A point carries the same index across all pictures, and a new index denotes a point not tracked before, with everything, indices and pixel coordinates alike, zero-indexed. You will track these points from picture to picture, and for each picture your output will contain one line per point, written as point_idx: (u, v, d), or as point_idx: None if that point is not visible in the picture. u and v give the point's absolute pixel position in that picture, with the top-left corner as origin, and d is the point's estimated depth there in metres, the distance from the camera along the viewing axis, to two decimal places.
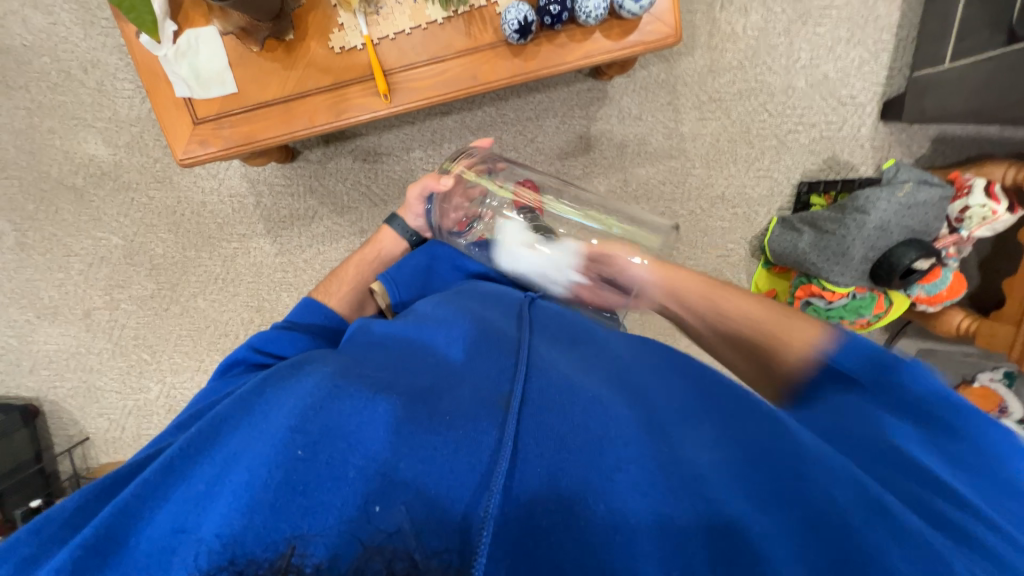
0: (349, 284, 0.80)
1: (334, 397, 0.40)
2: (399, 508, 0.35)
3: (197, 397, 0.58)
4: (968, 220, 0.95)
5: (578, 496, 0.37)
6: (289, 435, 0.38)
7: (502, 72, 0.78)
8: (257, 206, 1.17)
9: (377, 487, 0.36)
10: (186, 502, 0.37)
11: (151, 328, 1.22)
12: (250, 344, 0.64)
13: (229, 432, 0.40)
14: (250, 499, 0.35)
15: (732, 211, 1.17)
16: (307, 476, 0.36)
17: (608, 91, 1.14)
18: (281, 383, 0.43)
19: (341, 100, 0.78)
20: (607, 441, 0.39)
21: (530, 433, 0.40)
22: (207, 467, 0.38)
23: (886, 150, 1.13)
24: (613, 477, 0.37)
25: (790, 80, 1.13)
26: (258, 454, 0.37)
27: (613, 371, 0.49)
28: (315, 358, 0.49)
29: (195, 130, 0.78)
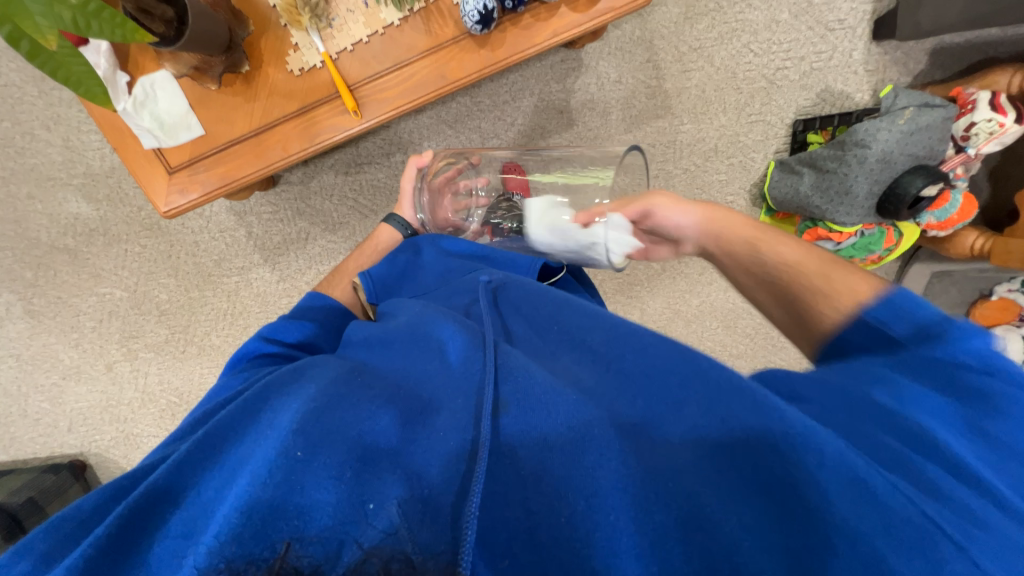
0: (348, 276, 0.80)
1: (337, 401, 0.39)
2: (392, 508, 0.33)
3: (210, 393, 0.57)
4: (974, 137, 0.91)
5: (560, 493, 0.36)
6: (289, 436, 0.35)
7: (470, 66, 0.74)
8: (249, 237, 1.16)
9: (369, 486, 0.34)
10: (197, 508, 0.35)
11: (173, 371, 1.24)
12: (261, 334, 0.63)
13: (236, 440, 0.38)
14: (252, 500, 0.33)
15: (728, 162, 1.14)
16: (306, 479, 0.34)
17: (582, 59, 1.09)
18: (283, 391, 0.41)
19: (312, 124, 0.75)
20: (587, 435, 0.37)
21: (518, 428, 0.39)
22: (216, 474, 0.37)
23: (882, 72, 1.08)
24: (595, 483, 0.35)
25: (772, 13, 1.06)
26: (259, 457, 0.35)
27: (600, 353, 0.45)
28: (315, 362, 0.46)
29: (172, 179, 0.76)
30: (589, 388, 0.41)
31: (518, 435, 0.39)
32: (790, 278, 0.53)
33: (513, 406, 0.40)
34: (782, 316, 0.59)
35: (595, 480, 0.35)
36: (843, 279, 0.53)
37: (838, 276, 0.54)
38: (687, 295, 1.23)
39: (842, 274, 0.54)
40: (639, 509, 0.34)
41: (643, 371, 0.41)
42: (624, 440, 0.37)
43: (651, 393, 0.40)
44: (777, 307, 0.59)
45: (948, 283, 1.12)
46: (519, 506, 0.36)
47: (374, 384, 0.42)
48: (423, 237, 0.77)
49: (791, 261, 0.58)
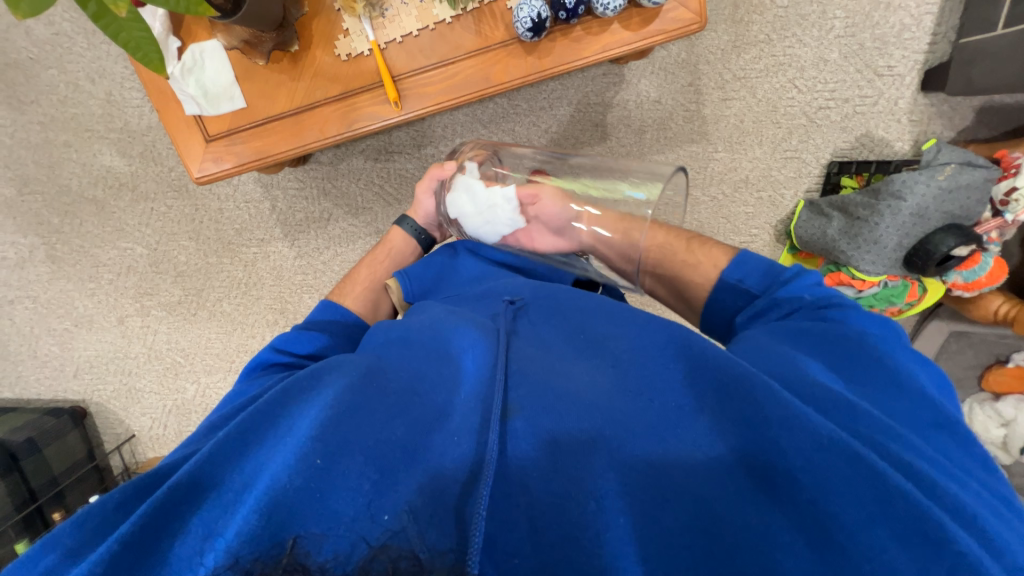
0: (362, 284, 0.78)
1: (353, 409, 0.38)
2: (405, 517, 0.34)
3: (226, 399, 0.58)
4: (1014, 202, 0.89)
5: (572, 495, 0.37)
6: (307, 444, 0.36)
7: (515, 71, 0.74)
8: (273, 210, 1.17)
9: (382, 498, 0.35)
10: (218, 510, 0.35)
11: (182, 332, 1.26)
12: (273, 344, 0.64)
13: (255, 443, 0.38)
14: (272, 504, 0.33)
15: (757, 195, 1.12)
16: (323, 484, 0.35)
17: (624, 74, 1.08)
18: (303, 396, 0.41)
19: (351, 110, 0.76)
20: (598, 442, 0.39)
21: (539, 425, 0.40)
22: (236, 476, 0.37)
23: (926, 124, 1.06)
24: (603, 486, 0.37)
25: (822, 51, 1.05)
26: (278, 461, 0.36)
27: (618, 361, 0.47)
28: (334, 362, 0.46)
29: (209, 148, 0.77)
30: (607, 398, 0.43)
31: (530, 445, 0.40)
32: (752, 276, 0.59)
33: (528, 411, 0.41)
34: (672, 300, 0.70)
35: (606, 481, 0.37)
36: None
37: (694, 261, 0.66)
38: None
39: (701, 245, 0.67)
40: (644, 507, 0.36)
41: (659, 384, 0.44)
42: (644, 440, 0.39)
43: (667, 404, 0.42)
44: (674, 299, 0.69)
45: (965, 344, 1.10)
46: (529, 517, 0.36)
47: (389, 391, 0.41)
48: (456, 241, 0.79)
49: None
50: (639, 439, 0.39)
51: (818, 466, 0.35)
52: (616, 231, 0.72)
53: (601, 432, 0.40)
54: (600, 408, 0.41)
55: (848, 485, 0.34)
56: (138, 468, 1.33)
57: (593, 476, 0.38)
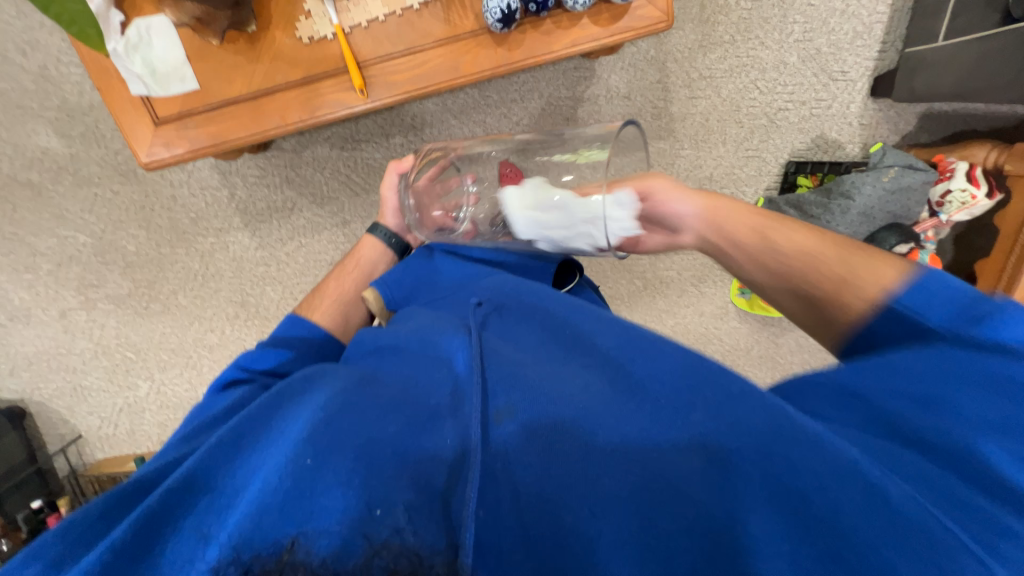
0: (333, 296, 0.77)
1: (344, 415, 0.38)
2: (394, 510, 0.34)
3: (191, 414, 0.58)
4: (948, 204, 0.96)
5: (562, 496, 0.38)
6: (298, 445, 0.36)
7: (486, 63, 0.74)
8: (231, 198, 1.12)
9: (377, 492, 0.34)
10: (208, 515, 0.35)
11: (133, 327, 1.19)
12: (238, 364, 0.63)
13: (246, 448, 0.38)
14: (262, 510, 0.33)
15: (720, 192, 1.17)
16: (314, 485, 0.34)
17: (595, 69, 1.09)
18: (292, 399, 0.41)
19: (314, 96, 0.73)
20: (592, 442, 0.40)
21: (532, 423, 0.41)
22: (230, 481, 0.36)
23: (874, 128, 1.12)
24: (603, 490, 0.38)
25: (782, 55, 1.09)
26: (271, 464, 0.36)
27: (608, 361, 0.48)
28: (326, 368, 0.45)
29: (158, 131, 0.73)
30: (594, 398, 0.43)
31: (520, 442, 0.39)
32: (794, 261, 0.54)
33: (520, 414, 0.41)
34: (795, 305, 0.56)
35: (609, 483, 0.38)
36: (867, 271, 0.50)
37: (861, 266, 0.51)
38: (664, 316, 1.25)
39: (861, 258, 0.52)
40: (643, 509, 0.37)
41: (649, 379, 0.45)
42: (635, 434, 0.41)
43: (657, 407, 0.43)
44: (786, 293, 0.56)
45: None
46: (517, 519, 0.37)
47: (382, 394, 0.42)
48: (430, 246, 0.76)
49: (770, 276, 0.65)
50: (630, 440, 0.40)
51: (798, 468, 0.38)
52: (745, 222, 0.57)
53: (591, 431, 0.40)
54: (594, 408, 0.42)
55: (816, 479, 0.38)
56: (87, 469, 1.26)
57: (590, 475, 0.39)
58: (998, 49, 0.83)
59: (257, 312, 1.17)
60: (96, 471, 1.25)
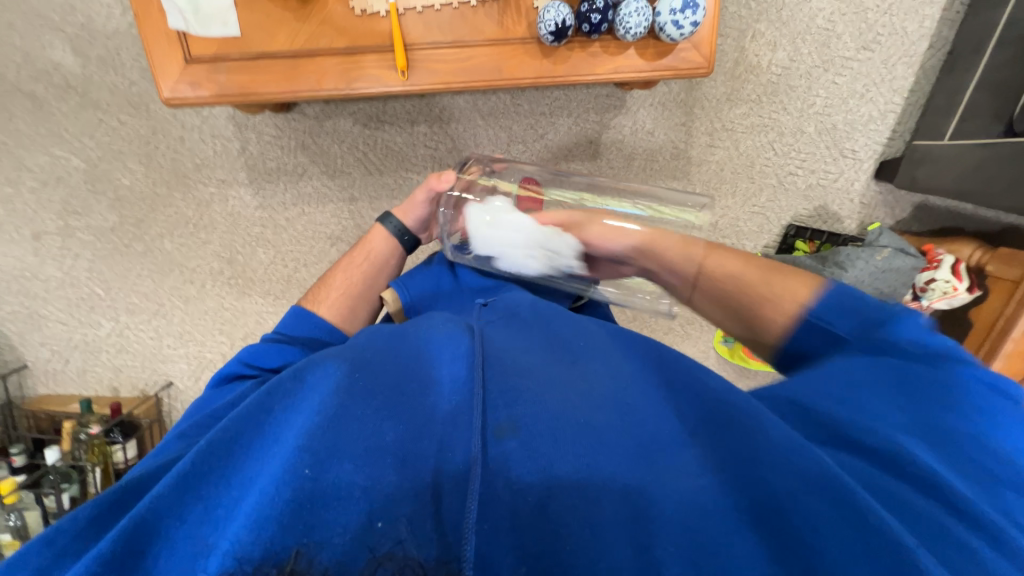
0: (338, 289, 0.75)
1: (339, 419, 0.39)
2: (399, 519, 0.35)
3: (193, 409, 0.58)
4: (931, 291, 1.01)
5: (564, 521, 0.37)
6: (296, 453, 0.37)
7: (528, 71, 0.75)
8: (241, 152, 1.09)
9: (380, 501, 0.36)
10: (211, 520, 0.36)
11: (108, 263, 1.14)
12: (240, 357, 0.63)
13: (239, 452, 0.39)
14: (264, 515, 0.34)
15: (721, 241, 1.20)
16: (314, 494, 0.35)
17: (626, 100, 1.12)
18: (286, 401, 0.42)
19: (354, 67, 0.73)
20: (592, 475, 0.39)
21: (532, 439, 0.41)
22: (223, 490, 0.37)
23: (872, 208, 1.18)
24: (597, 512, 0.38)
25: (800, 123, 1.14)
26: (268, 473, 0.36)
27: (608, 384, 0.47)
28: (314, 361, 0.45)
29: (187, 69, 0.71)
30: (593, 422, 0.42)
31: (526, 466, 0.39)
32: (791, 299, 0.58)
33: (522, 432, 0.41)
34: (743, 330, 0.65)
35: (601, 499, 0.38)
36: (786, 283, 0.60)
37: (777, 281, 0.61)
38: None
39: (780, 278, 0.61)
40: (642, 536, 0.37)
41: (647, 411, 0.45)
42: (628, 456, 0.41)
43: (650, 440, 0.43)
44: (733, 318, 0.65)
45: None
46: (516, 538, 0.37)
47: (380, 395, 0.42)
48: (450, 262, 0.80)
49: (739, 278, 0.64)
50: (624, 471, 0.40)
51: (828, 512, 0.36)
52: (679, 250, 0.70)
53: (579, 449, 0.40)
54: (593, 435, 0.41)
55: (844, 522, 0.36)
56: (24, 402, 1.19)
57: (580, 491, 0.38)
58: (998, 155, 0.88)
59: (243, 272, 1.14)
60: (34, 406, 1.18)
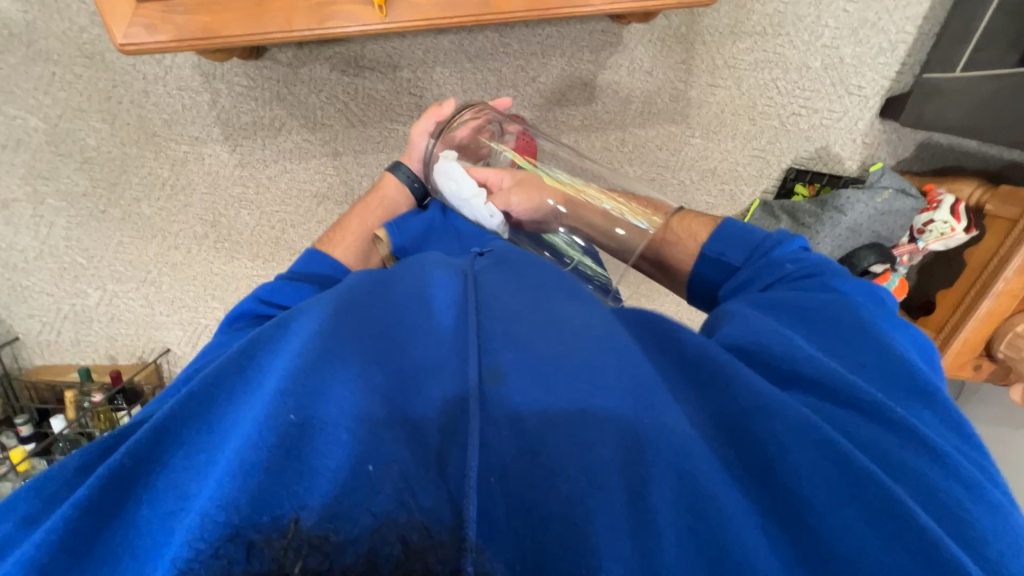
0: (354, 233, 0.74)
1: (324, 360, 0.37)
2: (390, 469, 0.33)
3: (206, 351, 0.54)
4: (928, 233, 1.00)
5: (559, 468, 0.35)
6: (278, 397, 0.35)
7: (519, 2, 0.68)
8: (212, 106, 1.02)
9: (368, 445, 0.34)
10: (193, 470, 0.35)
11: (86, 230, 1.09)
12: (256, 296, 0.61)
13: (221, 398, 0.38)
14: (241, 463, 0.32)
15: (720, 187, 1.17)
16: (302, 442, 0.34)
17: (622, 37, 1.04)
18: (268, 344, 0.41)
19: (326, 3, 0.66)
20: (593, 417, 0.38)
21: (528, 385, 0.39)
22: (204, 436, 0.36)
23: (874, 148, 1.15)
24: (596, 457, 0.35)
25: (806, 58, 1.08)
26: (248, 420, 0.35)
27: (603, 326, 0.46)
28: (301, 307, 0.45)
29: (140, 10, 0.64)
30: (588, 365, 0.41)
31: (522, 405, 0.38)
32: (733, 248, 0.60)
33: (516, 375, 0.40)
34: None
35: (594, 445, 0.36)
36: (862, 272, 0.53)
37: (857, 270, 0.54)
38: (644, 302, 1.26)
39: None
40: (639, 484, 0.35)
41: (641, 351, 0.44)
42: (629, 400, 0.39)
43: (647, 378, 0.41)
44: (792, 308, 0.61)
45: None
46: (517, 498, 0.34)
47: (366, 338, 0.40)
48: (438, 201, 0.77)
49: (802, 259, 0.58)
50: (624, 408, 0.38)
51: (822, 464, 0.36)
52: (745, 228, 0.63)
53: (578, 396, 0.38)
54: (590, 376, 0.40)
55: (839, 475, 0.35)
56: (22, 374, 1.19)
57: (574, 438, 0.36)
58: (1011, 85, 0.84)
59: (228, 235, 1.10)
60: (33, 377, 1.18)
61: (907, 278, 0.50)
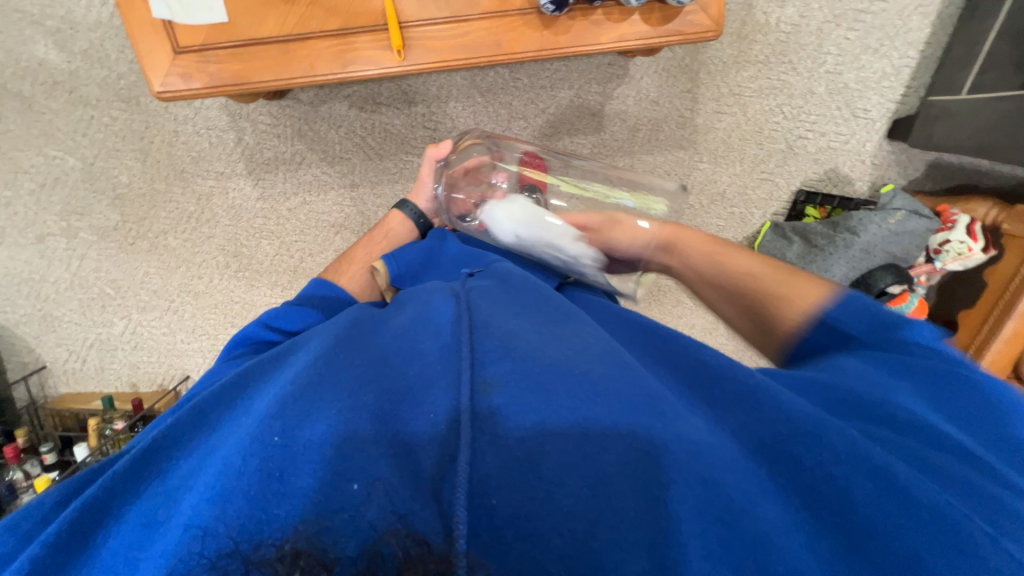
0: (360, 263, 0.77)
1: (314, 388, 0.39)
2: (373, 488, 0.33)
3: (204, 377, 0.55)
4: (945, 253, 0.99)
5: (553, 483, 0.34)
6: (266, 422, 0.36)
7: (529, 43, 0.72)
8: (237, 143, 1.07)
9: (352, 463, 0.34)
10: (171, 495, 0.36)
11: (114, 262, 1.14)
12: (262, 320, 0.61)
13: (213, 427, 0.40)
14: (224, 488, 0.33)
15: (729, 210, 1.18)
16: (285, 461, 0.34)
17: (628, 69, 1.08)
18: (266, 378, 0.43)
19: (347, 49, 0.70)
20: (588, 429, 0.37)
21: (520, 397, 0.38)
22: (187, 463, 0.38)
23: (884, 169, 1.15)
24: (599, 470, 0.35)
25: (810, 84, 1.10)
26: (234, 443, 0.36)
27: (600, 343, 0.45)
28: (302, 343, 0.48)
29: (176, 60, 0.69)
30: (585, 376, 0.40)
31: (509, 419, 0.37)
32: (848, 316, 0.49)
33: (509, 389, 0.39)
34: (741, 320, 0.62)
35: (598, 456, 0.35)
36: (801, 288, 0.55)
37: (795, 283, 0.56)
38: None
39: (794, 277, 0.57)
40: (651, 486, 0.34)
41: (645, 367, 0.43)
42: (634, 405, 0.38)
43: (653, 390, 0.40)
44: (742, 319, 0.61)
45: None
46: (508, 511, 0.33)
47: (359, 365, 0.42)
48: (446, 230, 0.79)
49: (751, 272, 0.60)
50: (629, 417, 0.37)
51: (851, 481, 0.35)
52: (702, 247, 0.67)
53: (574, 407, 0.38)
54: (588, 386, 0.39)
55: (888, 501, 0.34)
56: (47, 402, 1.22)
57: (571, 449, 0.36)
58: (1015, 110, 0.85)
59: (249, 265, 1.14)
60: (58, 405, 1.21)
61: (834, 293, 0.53)
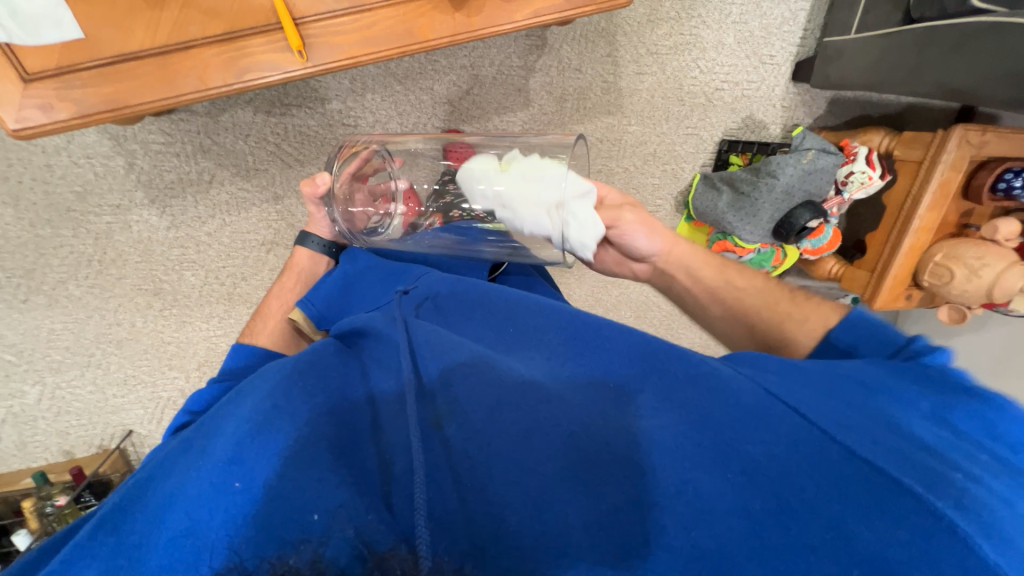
0: (275, 317, 0.71)
1: (270, 419, 0.37)
2: (337, 514, 0.32)
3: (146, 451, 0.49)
4: (850, 184, 1.08)
5: (505, 505, 0.35)
6: (228, 466, 0.35)
7: (442, 29, 0.67)
8: (130, 169, 0.95)
9: (314, 492, 0.33)
10: (115, 561, 0.33)
11: (10, 325, 0.99)
12: (187, 408, 0.57)
13: (163, 479, 0.37)
14: (195, 540, 0.32)
15: (662, 167, 1.22)
16: (246, 505, 0.33)
17: (546, 38, 1.06)
18: (218, 418, 0.41)
19: (240, 55, 0.63)
20: (537, 447, 0.38)
21: (476, 420, 0.39)
22: (138, 517, 0.35)
23: (793, 110, 1.23)
24: (540, 479, 0.37)
25: (720, 35, 1.14)
26: (196, 495, 0.34)
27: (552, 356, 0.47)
28: (249, 380, 0.44)
29: (29, 89, 0.58)
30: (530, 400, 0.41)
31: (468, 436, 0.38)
32: None
33: (459, 413, 0.40)
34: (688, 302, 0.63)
35: (537, 466, 0.37)
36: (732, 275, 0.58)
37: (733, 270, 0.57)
38: (610, 288, 1.32)
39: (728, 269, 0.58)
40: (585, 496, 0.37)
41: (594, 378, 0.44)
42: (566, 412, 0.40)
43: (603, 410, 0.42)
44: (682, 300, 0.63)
45: None
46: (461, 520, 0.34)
47: (318, 394, 0.40)
48: (353, 248, 0.75)
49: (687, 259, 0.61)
50: (565, 429, 0.39)
51: (782, 457, 0.37)
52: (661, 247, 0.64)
53: (526, 425, 0.39)
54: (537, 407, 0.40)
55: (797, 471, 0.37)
56: None
57: (512, 462, 0.37)
58: (898, 44, 0.92)
59: (177, 301, 1.04)
60: None
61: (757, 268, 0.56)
